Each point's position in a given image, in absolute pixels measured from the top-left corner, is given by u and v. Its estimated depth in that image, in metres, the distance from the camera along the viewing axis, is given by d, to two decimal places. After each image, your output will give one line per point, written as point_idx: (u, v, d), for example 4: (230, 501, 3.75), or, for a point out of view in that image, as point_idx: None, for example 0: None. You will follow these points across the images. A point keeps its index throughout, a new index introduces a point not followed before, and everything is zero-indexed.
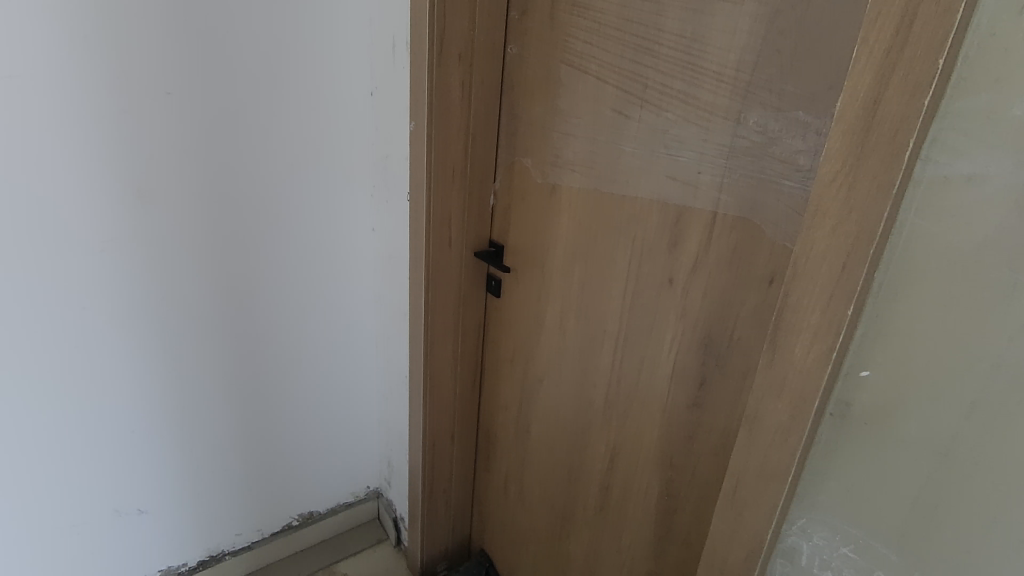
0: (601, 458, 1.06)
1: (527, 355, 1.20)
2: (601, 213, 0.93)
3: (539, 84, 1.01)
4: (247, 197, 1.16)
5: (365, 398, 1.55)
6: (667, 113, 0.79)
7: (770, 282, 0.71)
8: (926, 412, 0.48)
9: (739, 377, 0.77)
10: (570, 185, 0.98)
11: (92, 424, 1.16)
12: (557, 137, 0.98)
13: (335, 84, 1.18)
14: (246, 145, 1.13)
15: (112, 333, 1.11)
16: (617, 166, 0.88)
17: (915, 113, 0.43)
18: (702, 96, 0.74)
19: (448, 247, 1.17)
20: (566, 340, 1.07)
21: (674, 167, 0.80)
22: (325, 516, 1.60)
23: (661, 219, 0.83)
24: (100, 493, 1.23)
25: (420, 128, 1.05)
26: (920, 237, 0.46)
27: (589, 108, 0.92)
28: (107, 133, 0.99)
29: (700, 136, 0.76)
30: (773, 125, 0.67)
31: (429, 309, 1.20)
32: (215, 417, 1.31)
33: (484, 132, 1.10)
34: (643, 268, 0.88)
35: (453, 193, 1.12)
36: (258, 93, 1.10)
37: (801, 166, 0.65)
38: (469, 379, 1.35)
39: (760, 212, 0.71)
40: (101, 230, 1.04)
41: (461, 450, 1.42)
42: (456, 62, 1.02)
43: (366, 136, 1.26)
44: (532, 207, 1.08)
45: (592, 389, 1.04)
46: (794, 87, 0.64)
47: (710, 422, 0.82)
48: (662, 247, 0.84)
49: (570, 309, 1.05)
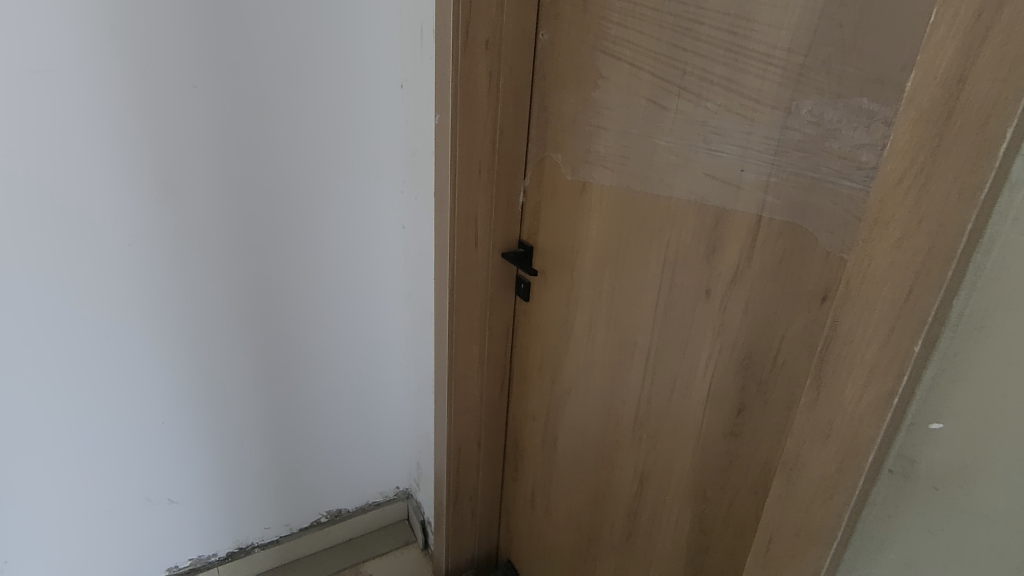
0: (629, 482, 0.97)
1: (555, 363, 1.12)
2: (633, 213, 0.84)
3: (571, 74, 0.93)
4: (272, 189, 1.14)
5: (394, 399, 1.52)
6: (707, 102, 0.70)
7: (822, 299, 0.60)
8: (1018, 482, 0.37)
9: (782, 408, 0.67)
10: (601, 182, 0.90)
11: (119, 415, 1.18)
12: (589, 130, 0.90)
13: (364, 76, 1.14)
14: (274, 141, 1.11)
15: (140, 326, 1.13)
16: (649, 164, 0.80)
17: (1013, 96, 0.32)
18: (747, 82, 0.65)
19: (474, 247, 1.11)
20: (595, 350, 1.00)
21: (714, 164, 0.70)
22: (353, 515, 1.59)
23: (699, 223, 0.74)
24: (131, 482, 1.25)
25: (444, 121, 1.00)
26: (1017, 257, 0.35)
27: (623, 97, 0.83)
28: (133, 126, 0.98)
29: (743, 128, 0.66)
30: (831, 114, 0.57)
31: (454, 312, 1.15)
32: (243, 414, 1.32)
33: (513, 127, 1.03)
34: (677, 278, 0.79)
35: (479, 189, 1.05)
36: (286, 86, 1.08)
37: (863, 163, 0.54)
38: (496, 384, 1.28)
39: (812, 218, 0.60)
40: (127, 225, 1.04)
41: (488, 458, 1.37)
42: (483, 49, 0.95)
43: (394, 131, 1.22)
44: (562, 205, 1.00)
45: (621, 405, 0.95)
46: (856, 68, 0.54)
47: (749, 455, 0.72)
48: (698, 255, 0.75)
49: (600, 318, 0.97)
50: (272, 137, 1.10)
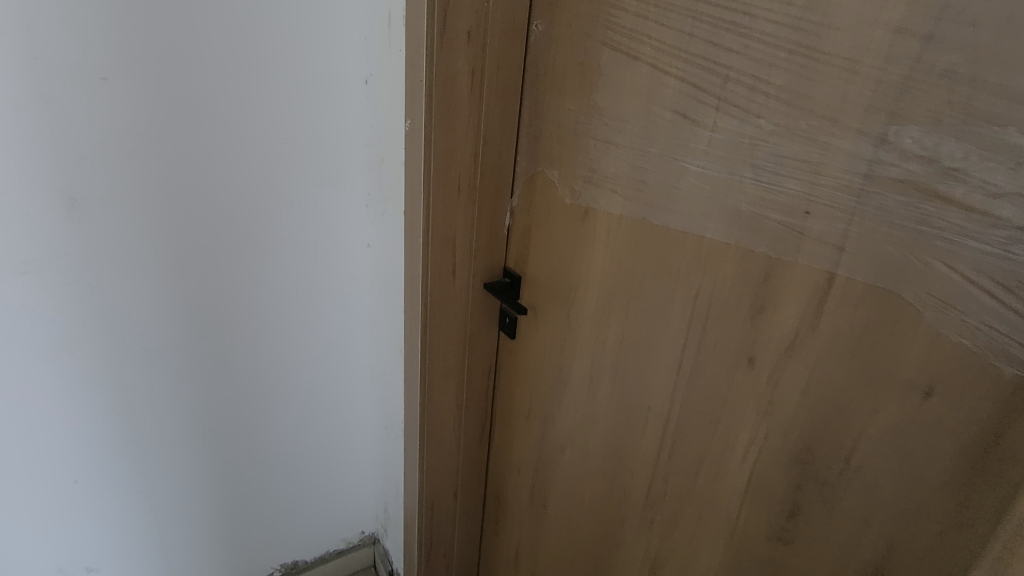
0: (637, 564, 0.82)
1: (547, 412, 0.96)
2: (650, 251, 0.68)
3: (571, 76, 0.76)
4: (212, 204, 0.94)
5: (360, 436, 1.34)
6: (759, 120, 0.53)
7: (927, 395, 0.45)
8: None
9: (855, 523, 0.52)
10: (608, 210, 0.73)
11: (23, 475, 0.98)
12: (595, 145, 0.74)
13: (325, 71, 0.94)
14: (216, 144, 0.91)
15: (45, 370, 0.92)
16: (674, 193, 0.63)
17: None
18: (820, 97, 0.48)
19: (451, 276, 0.93)
20: (597, 405, 0.83)
21: (766, 201, 0.54)
22: (312, 565, 1.41)
23: (740, 274, 0.58)
24: (39, 551, 1.05)
25: (416, 128, 0.82)
26: None
27: (640, 107, 0.66)
28: (24, 127, 0.77)
29: (811, 157, 0.50)
30: (953, 147, 0.41)
31: (428, 351, 0.98)
32: (182, 462, 1.12)
33: (500, 136, 0.85)
34: (708, 338, 0.63)
35: (458, 209, 0.88)
36: (226, 81, 0.87)
37: (1001, 219, 0.40)
38: (475, 430, 1.11)
39: (914, 283, 0.45)
40: (25, 247, 0.84)
41: (466, 509, 1.20)
42: (465, 42, 0.76)
43: (361, 135, 1.02)
44: (558, 233, 0.84)
45: (629, 475, 0.80)
46: (1000, 86, 0.38)
47: (801, 569, 0.58)
48: (739, 313, 0.59)
49: (604, 371, 0.80)
50: (215, 140, 0.90)
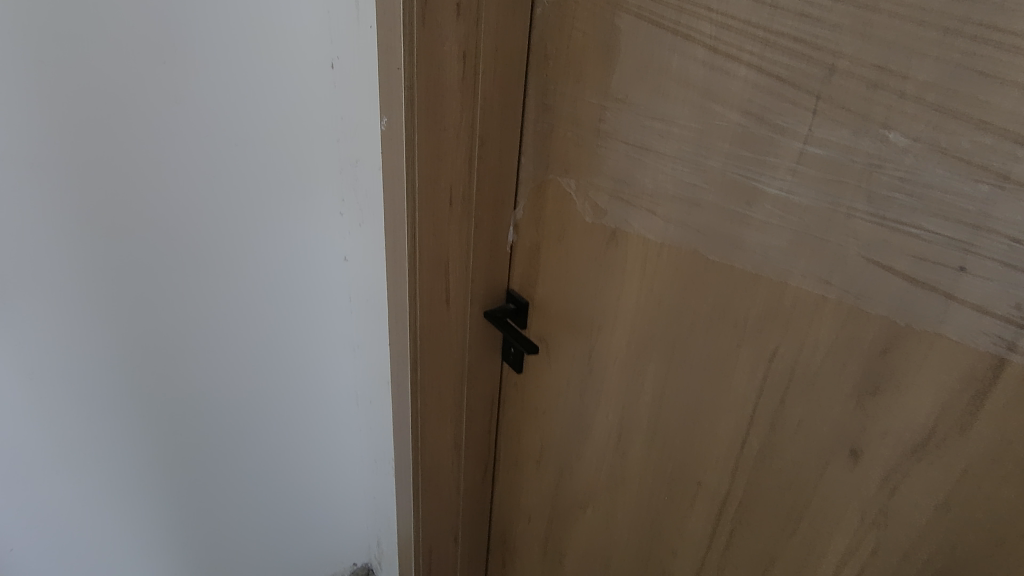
0: None
1: (562, 460, 0.81)
2: (704, 295, 0.52)
3: (591, 58, 0.58)
4: (147, 225, 0.74)
5: (346, 477, 1.16)
6: (889, 130, 0.37)
7: None
8: None
9: None
10: (644, 235, 0.57)
11: None
12: (625, 151, 0.56)
13: (280, 51, 0.73)
14: (148, 154, 0.70)
15: None
16: (743, 221, 0.47)
17: None
18: (1004, 101, 0.33)
19: (444, 306, 0.76)
20: (628, 466, 0.69)
21: (895, 246, 0.38)
22: None
23: (842, 340, 0.43)
24: None
25: (394, 128, 0.64)
26: None
27: (689, 104, 0.49)
28: None
29: (981, 190, 0.34)
30: None
31: (420, 393, 0.81)
32: (140, 525, 0.94)
33: (500, 134, 0.67)
34: (788, 417, 0.48)
35: (450, 226, 0.70)
36: (152, 68, 0.66)
37: None
38: (477, 471, 0.96)
39: None
40: None
41: (469, 554, 1.05)
42: (454, 15, 0.58)
43: (330, 131, 0.81)
44: (577, 258, 0.67)
45: (671, 554, 0.66)
46: None
47: None
48: (839, 393, 0.44)
49: (639, 429, 0.65)
50: (142, 147, 0.69)
